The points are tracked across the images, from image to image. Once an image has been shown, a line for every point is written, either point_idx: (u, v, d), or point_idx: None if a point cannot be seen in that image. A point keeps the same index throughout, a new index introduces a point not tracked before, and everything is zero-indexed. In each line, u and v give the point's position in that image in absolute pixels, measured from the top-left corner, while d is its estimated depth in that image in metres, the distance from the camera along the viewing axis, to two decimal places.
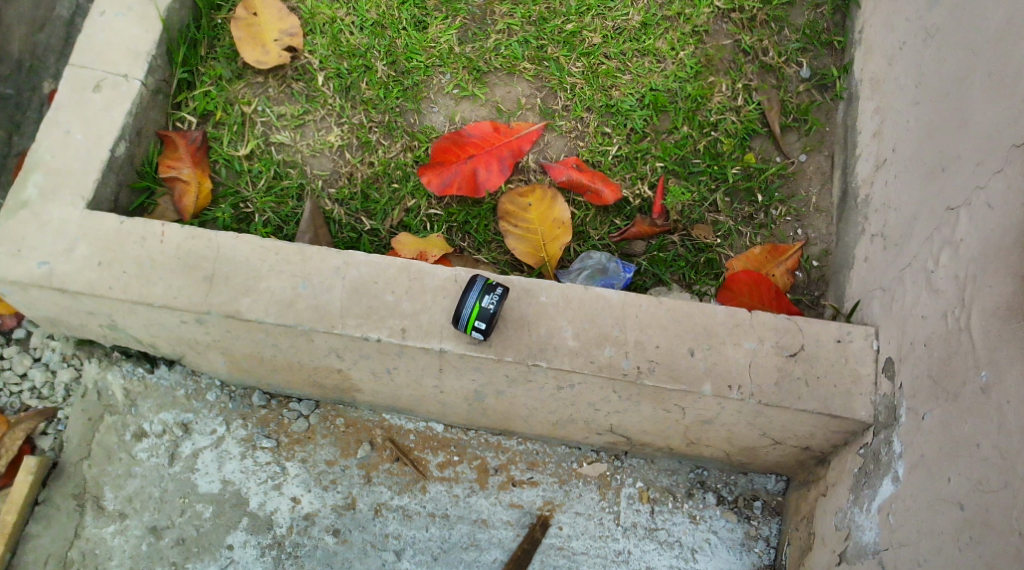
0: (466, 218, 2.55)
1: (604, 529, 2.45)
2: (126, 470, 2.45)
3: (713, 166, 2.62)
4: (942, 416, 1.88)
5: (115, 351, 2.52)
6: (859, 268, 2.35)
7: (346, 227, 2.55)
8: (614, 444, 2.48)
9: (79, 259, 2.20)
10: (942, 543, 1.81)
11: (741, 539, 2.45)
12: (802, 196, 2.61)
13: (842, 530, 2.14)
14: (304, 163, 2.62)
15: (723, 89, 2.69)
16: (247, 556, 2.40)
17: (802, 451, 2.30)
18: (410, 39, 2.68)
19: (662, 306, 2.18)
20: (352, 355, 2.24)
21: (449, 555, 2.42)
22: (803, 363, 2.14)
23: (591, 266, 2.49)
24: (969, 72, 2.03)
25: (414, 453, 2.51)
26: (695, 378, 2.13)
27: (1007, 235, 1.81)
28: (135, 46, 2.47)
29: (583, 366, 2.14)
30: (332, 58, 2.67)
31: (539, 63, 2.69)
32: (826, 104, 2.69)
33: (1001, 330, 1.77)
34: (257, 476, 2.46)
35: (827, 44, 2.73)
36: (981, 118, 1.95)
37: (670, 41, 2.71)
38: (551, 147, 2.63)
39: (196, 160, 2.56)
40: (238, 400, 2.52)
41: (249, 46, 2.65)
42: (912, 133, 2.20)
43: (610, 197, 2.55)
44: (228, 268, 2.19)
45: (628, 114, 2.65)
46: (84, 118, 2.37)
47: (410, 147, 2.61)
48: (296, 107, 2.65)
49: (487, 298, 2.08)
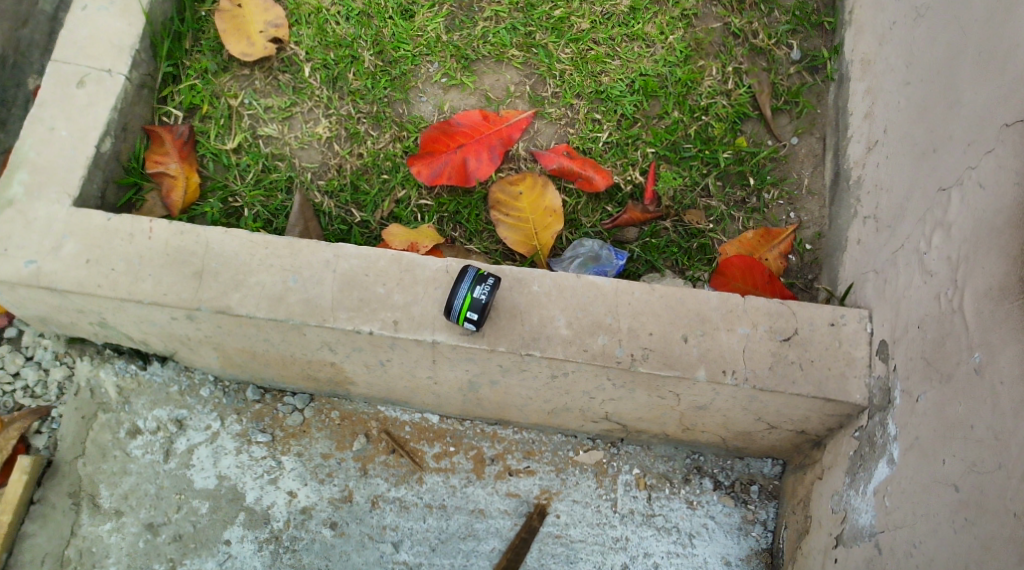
0: (457, 208, 2.53)
1: (601, 516, 2.45)
2: (122, 467, 2.44)
3: (705, 151, 2.60)
4: (936, 398, 1.87)
5: (107, 349, 2.51)
6: (852, 250, 2.35)
7: (336, 219, 2.54)
8: (610, 431, 2.47)
9: (67, 257, 2.18)
10: (937, 525, 1.81)
11: (738, 524, 2.45)
12: (794, 179, 2.60)
13: (839, 513, 2.14)
14: (292, 155, 2.60)
15: (713, 72, 2.67)
16: (245, 551, 2.39)
17: (798, 435, 2.29)
18: (397, 28, 2.66)
19: (654, 292, 2.18)
20: (345, 348, 2.23)
21: (448, 545, 2.42)
22: (797, 347, 2.13)
23: (583, 253, 2.47)
24: (960, 51, 2.01)
25: (411, 444, 2.50)
26: (689, 364, 2.12)
27: (999, 215, 1.80)
28: (119, 41, 2.45)
29: (577, 354, 2.13)
30: (319, 49, 2.65)
31: (528, 49, 2.67)
32: (817, 85, 2.68)
33: (994, 311, 1.76)
34: (253, 471, 2.45)
35: (817, 25, 2.71)
36: (972, 97, 1.94)
37: (659, 25, 2.69)
38: (541, 134, 2.62)
39: (184, 154, 2.55)
40: (232, 395, 2.52)
41: (234, 37, 2.62)
42: (904, 114, 2.19)
43: (601, 183, 2.53)
44: (218, 263, 2.18)
45: (618, 100, 2.63)
46: (68, 114, 2.36)
47: (399, 138, 2.59)
48: (284, 99, 2.63)
49: (479, 288, 2.07)
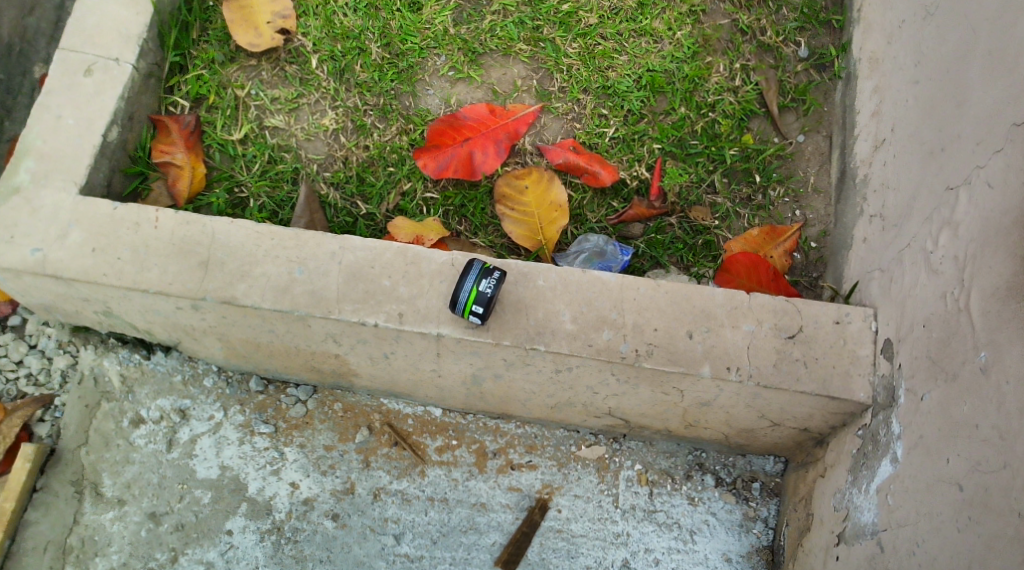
0: (462, 202, 2.53)
1: (602, 512, 2.45)
2: (125, 456, 2.45)
3: (711, 148, 2.60)
4: (941, 397, 1.87)
5: (111, 338, 2.51)
6: (857, 249, 2.35)
7: (341, 211, 2.54)
8: (612, 427, 2.48)
9: (73, 245, 2.18)
10: (941, 524, 1.81)
11: (738, 520, 2.45)
12: (800, 177, 2.60)
13: (841, 511, 2.14)
14: (298, 147, 2.60)
15: (721, 69, 2.67)
16: (247, 542, 2.40)
17: (801, 432, 2.30)
18: (405, 20, 2.66)
19: (660, 288, 2.18)
20: (350, 340, 2.23)
21: (449, 538, 2.42)
22: (802, 345, 2.13)
23: (588, 249, 2.48)
24: (969, 50, 2.01)
25: (413, 437, 2.50)
26: (694, 360, 2.12)
27: (1007, 215, 1.80)
28: (126, 30, 2.45)
29: (581, 349, 2.13)
30: (326, 40, 2.65)
31: (536, 44, 2.67)
32: (824, 84, 2.67)
33: (1001, 311, 1.76)
34: (256, 461, 2.46)
35: (825, 23, 2.71)
36: (981, 96, 1.93)
37: (667, 20, 2.69)
38: (547, 128, 2.62)
39: (190, 144, 2.54)
40: (235, 385, 2.52)
41: (241, 28, 2.62)
42: (912, 112, 2.18)
43: (607, 178, 2.53)
44: (223, 254, 2.18)
45: (625, 95, 2.63)
46: (75, 103, 2.36)
47: (405, 131, 2.59)
48: (290, 90, 2.63)
49: (485, 282, 2.07)
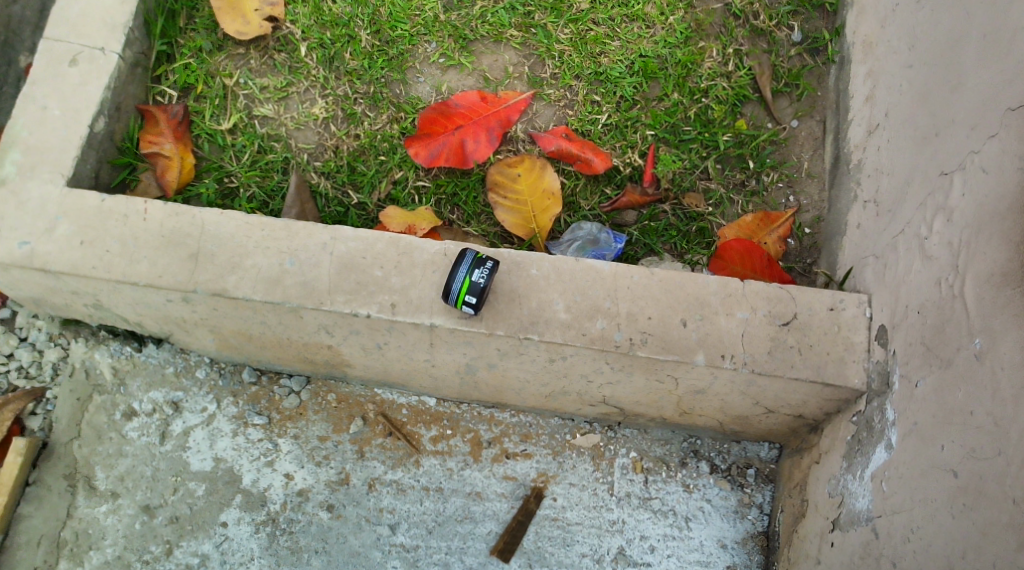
0: (455, 190, 2.52)
1: (598, 500, 2.45)
2: (117, 449, 2.43)
3: (704, 133, 2.59)
4: (935, 383, 1.87)
5: (102, 331, 2.49)
6: (851, 234, 2.34)
7: (333, 201, 2.52)
8: (607, 415, 2.47)
9: (61, 238, 2.16)
10: (936, 510, 1.81)
11: (734, 507, 2.46)
12: (794, 162, 2.59)
13: (836, 497, 2.14)
14: (288, 136, 2.58)
15: (713, 54, 2.65)
16: (241, 533, 2.39)
17: (796, 419, 2.29)
18: (394, 7, 2.63)
19: (653, 276, 2.17)
20: (343, 331, 2.22)
21: (444, 528, 2.42)
22: (796, 332, 2.13)
23: (582, 237, 2.47)
24: (964, 34, 1.99)
25: (407, 427, 2.50)
26: (688, 349, 2.12)
27: (1001, 201, 1.79)
28: (112, 19, 2.41)
29: (575, 338, 2.12)
30: (315, 28, 2.61)
31: (527, 30, 2.64)
32: (818, 68, 2.65)
33: (995, 298, 1.76)
34: (249, 453, 2.45)
35: (818, 6, 2.68)
36: (976, 81, 1.92)
37: (659, 5, 2.66)
38: (540, 116, 2.60)
39: (178, 134, 2.52)
40: (228, 376, 2.50)
41: (228, 15, 2.58)
42: (907, 97, 2.17)
43: (600, 166, 2.52)
44: (214, 245, 2.16)
45: (617, 82, 2.61)
46: (61, 93, 2.33)
47: (396, 119, 2.57)
48: (279, 78, 2.60)
49: (477, 272, 2.06)
